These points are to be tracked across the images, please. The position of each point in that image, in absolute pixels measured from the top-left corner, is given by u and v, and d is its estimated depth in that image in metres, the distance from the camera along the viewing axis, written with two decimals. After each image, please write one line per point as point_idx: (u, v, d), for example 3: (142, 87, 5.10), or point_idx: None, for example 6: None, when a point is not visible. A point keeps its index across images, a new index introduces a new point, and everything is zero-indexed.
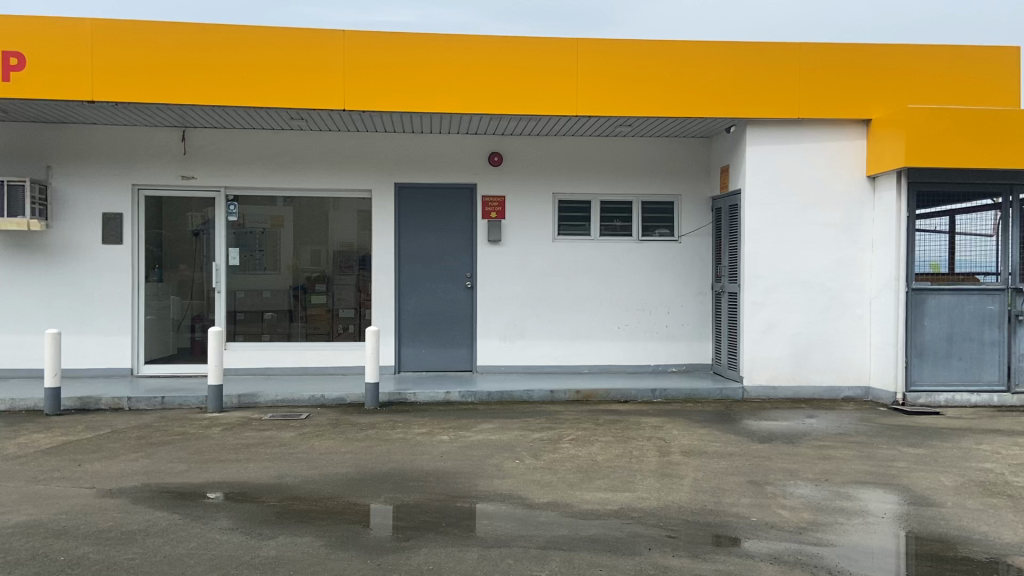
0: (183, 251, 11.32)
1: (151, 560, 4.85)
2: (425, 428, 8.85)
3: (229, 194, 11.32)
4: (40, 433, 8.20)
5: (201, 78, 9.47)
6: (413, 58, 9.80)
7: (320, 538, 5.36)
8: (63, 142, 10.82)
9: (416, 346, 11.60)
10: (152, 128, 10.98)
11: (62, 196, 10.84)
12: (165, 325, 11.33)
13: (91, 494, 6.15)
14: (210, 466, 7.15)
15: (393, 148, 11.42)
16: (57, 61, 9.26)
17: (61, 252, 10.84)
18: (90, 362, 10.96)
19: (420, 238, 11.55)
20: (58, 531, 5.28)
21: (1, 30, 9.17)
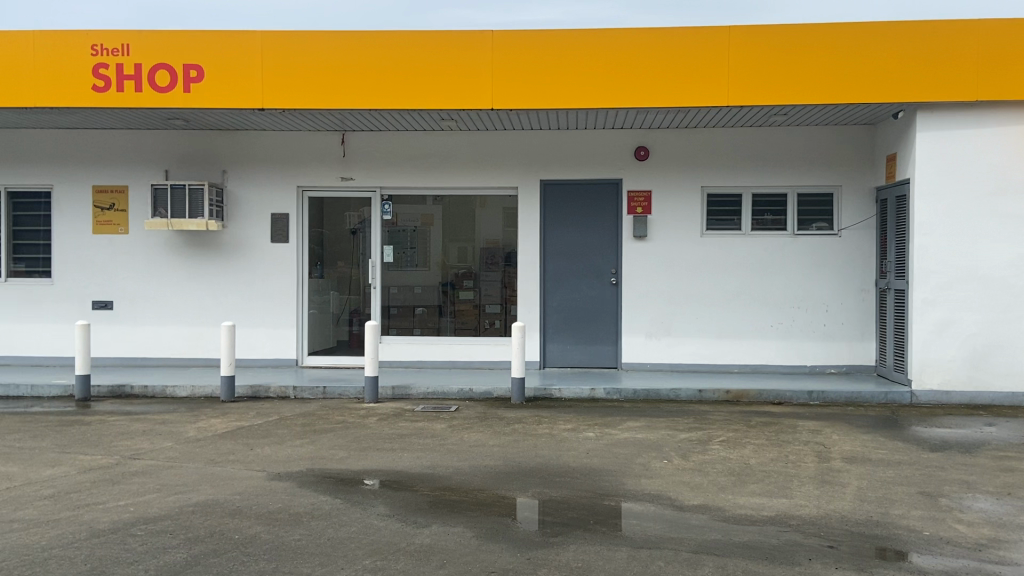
0: (342, 249, 11.88)
1: (317, 542, 5.13)
2: (571, 424, 8.86)
3: (384, 194, 11.79)
4: (217, 418, 8.90)
5: (359, 83, 9.92)
6: (559, 54, 9.82)
7: (471, 529, 5.48)
8: (236, 148, 11.65)
9: (561, 342, 11.64)
10: (315, 133, 11.64)
11: (236, 198, 11.68)
12: (326, 319, 11.96)
13: (261, 477, 6.60)
14: (367, 454, 7.48)
15: (538, 145, 11.51)
16: (230, 72, 9.97)
17: (235, 251, 11.70)
18: (259, 353, 11.76)
19: (565, 234, 11.57)
20: (234, 510, 5.70)
21: (184, 46, 9.99)
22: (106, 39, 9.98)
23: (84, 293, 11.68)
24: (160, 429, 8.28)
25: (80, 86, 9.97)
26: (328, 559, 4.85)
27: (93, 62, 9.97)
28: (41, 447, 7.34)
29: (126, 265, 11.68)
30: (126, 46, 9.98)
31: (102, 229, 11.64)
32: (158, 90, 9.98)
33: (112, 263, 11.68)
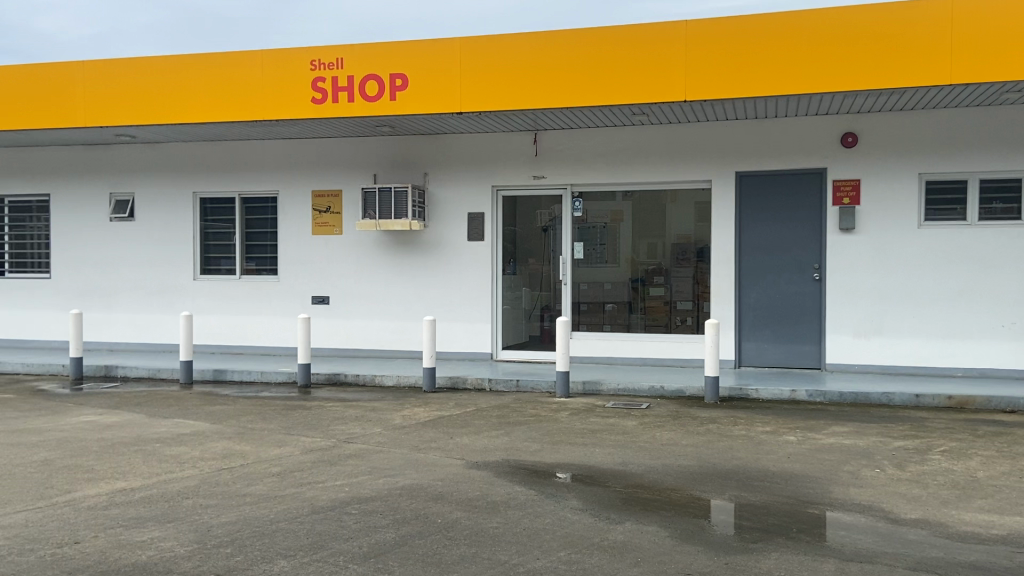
0: (534, 246, 12.11)
1: (514, 531, 5.28)
2: (770, 427, 8.46)
3: (575, 190, 11.89)
4: (419, 407, 9.41)
5: (553, 82, 10.08)
6: (757, 40, 9.44)
7: (665, 529, 5.39)
8: (435, 152, 12.26)
9: (758, 340, 11.16)
10: (509, 133, 11.98)
11: (435, 199, 12.27)
12: (519, 314, 12.26)
13: (461, 465, 6.90)
14: (560, 448, 7.59)
15: (734, 136, 11.11)
16: (432, 78, 10.50)
17: (435, 249, 12.31)
18: (457, 347, 12.28)
19: (763, 227, 11.08)
20: (437, 495, 5.99)
21: (392, 57, 10.67)
22: (323, 54, 10.89)
23: (303, 289, 12.74)
24: (370, 415, 8.88)
25: (301, 99, 10.91)
26: (524, 548, 4.97)
27: (312, 76, 10.89)
28: (269, 428, 8.12)
29: (339, 263, 12.63)
30: (341, 60, 10.83)
31: (319, 230, 12.65)
32: (368, 99, 10.70)
33: (327, 261, 12.66)
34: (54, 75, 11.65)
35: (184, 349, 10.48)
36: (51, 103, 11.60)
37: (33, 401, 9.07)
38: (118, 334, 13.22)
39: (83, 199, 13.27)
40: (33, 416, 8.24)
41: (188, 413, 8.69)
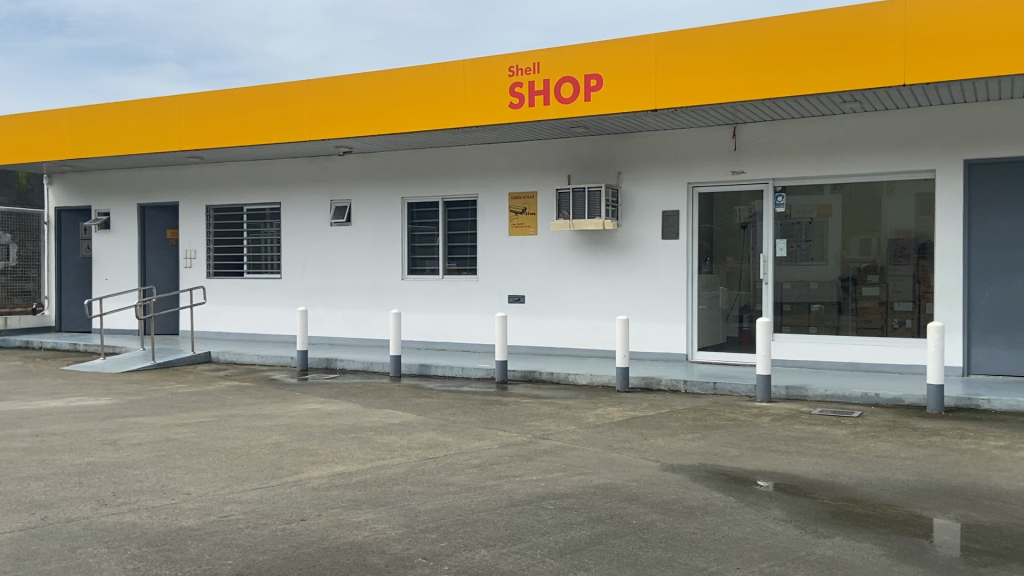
0: (733, 244, 11.70)
1: (712, 538, 5.14)
2: (1005, 442, 7.59)
3: (777, 185, 11.34)
4: (614, 407, 9.41)
5: (752, 74, 9.70)
6: (988, 15, 8.54)
7: (880, 547, 5.00)
8: (630, 150, 12.20)
9: (990, 344, 10.15)
10: (706, 129, 11.66)
11: (630, 198, 12.20)
12: (716, 315, 11.90)
13: (656, 467, 6.82)
14: (760, 454, 7.28)
15: (961, 121, 10.15)
16: (626, 77, 10.46)
17: (629, 248, 12.24)
18: (652, 347, 12.13)
19: (996, 220, 10.10)
20: (632, 496, 5.97)
21: (587, 58, 10.75)
22: (520, 60, 11.18)
23: (501, 288, 13.16)
24: (565, 413, 9.02)
25: (499, 105, 11.29)
26: (723, 556, 4.82)
27: (510, 81, 11.23)
28: (470, 422, 8.48)
29: (535, 263, 12.92)
30: (537, 64, 11.07)
31: (515, 231, 13.01)
32: (563, 102, 10.86)
33: (524, 261, 12.99)
34: (282, 95, 12.84)
35: (393, 345, 11.19)
36: (279, 120, 12.84)
37: (267, 389, 10.10)
38: (337, 329, 14.37)
39: (307, 207, 14.56)
40: (267, 403, 9.17)
41: (398, 404, 9.29)
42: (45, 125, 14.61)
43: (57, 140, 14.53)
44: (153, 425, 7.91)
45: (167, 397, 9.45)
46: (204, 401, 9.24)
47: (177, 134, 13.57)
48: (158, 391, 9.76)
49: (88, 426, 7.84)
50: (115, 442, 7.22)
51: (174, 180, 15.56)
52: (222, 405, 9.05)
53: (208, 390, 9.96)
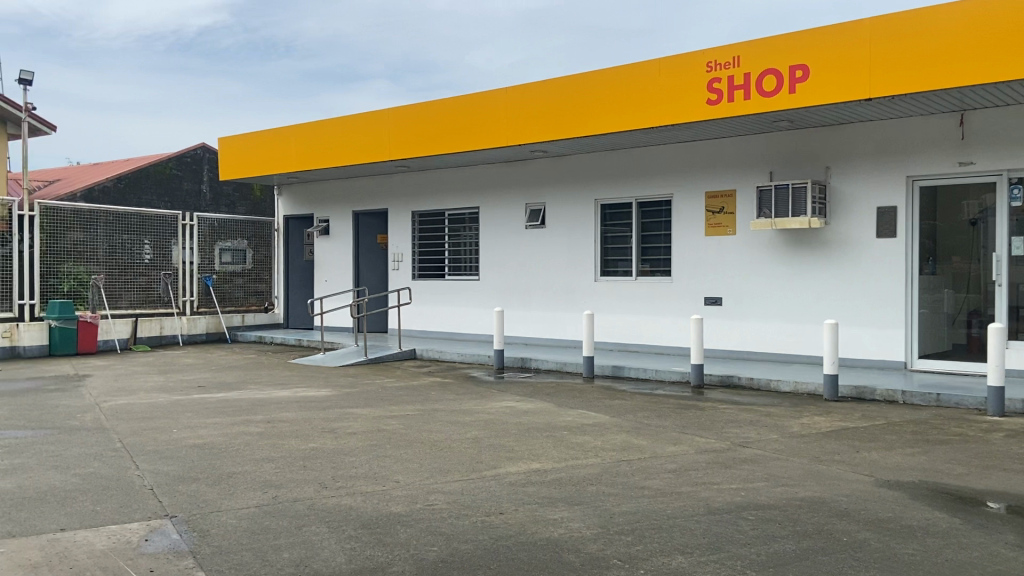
0: (960, 242, 10.60)
1: (933, 561, 4.69)
2: None
3: (1013, 176, 10.17)
4: (820, 416, 8.86)
5: (983, 54, 8.75)
6: None
7: None
8: (839, 143, 11.45)
9: None
10: (928, 117, 10.68)
11: (839, 194, 11.43)
12: (940, 320, 10.86)
13: (869, 482, 6.33)
14: (993, 474, 6.54)
15: None
16: (836, 65, 9.83)
17: (838, 247, 11.48)
18: (863, 353, 11.31)
19: None
20: (841, 512, 5.58)
21: (792, 48, 10.22)
22: (719, 55, 10.86)
23: (697, 290, 12.83)
24: (766, 420, 8.62)
25: (697, 102, 11.01)
26: None
27: (709, 77, 10.93)
28: (665, 425, 8.34)
29: (733, 263, 12.48)
30: (737, 58, 10.70)
31: (713, 231, 12.63)
32: (766, 95, 10.39)
33: (722, 262, 12.58)
34: (482, 103, 13.36)
35: (587, 345, 11.26)
36: (479, 129, 13.36)
37: (468, 386, 10.55)
38: (532, 330, 14.70)
39: (504, 211, 15.02)
40: (467, 399, 9.57)
41: (592, 406, 9.34)
42: (275, 142, 16.19)
43: (284, 156, 16.05)
44: (366, 416, 8.52)
45: (378, 390, 10.14)
46: (411, 396, 9.81)
47: (386, 146, 14.53)
48: (370, 385, 10.51)
49: (311, 415, 8.60)
50: (333, 430, 7.85)
51: (384, 189, 16.68)
52: (427, 399, 9.56)
53: (414, 385, 10.57)
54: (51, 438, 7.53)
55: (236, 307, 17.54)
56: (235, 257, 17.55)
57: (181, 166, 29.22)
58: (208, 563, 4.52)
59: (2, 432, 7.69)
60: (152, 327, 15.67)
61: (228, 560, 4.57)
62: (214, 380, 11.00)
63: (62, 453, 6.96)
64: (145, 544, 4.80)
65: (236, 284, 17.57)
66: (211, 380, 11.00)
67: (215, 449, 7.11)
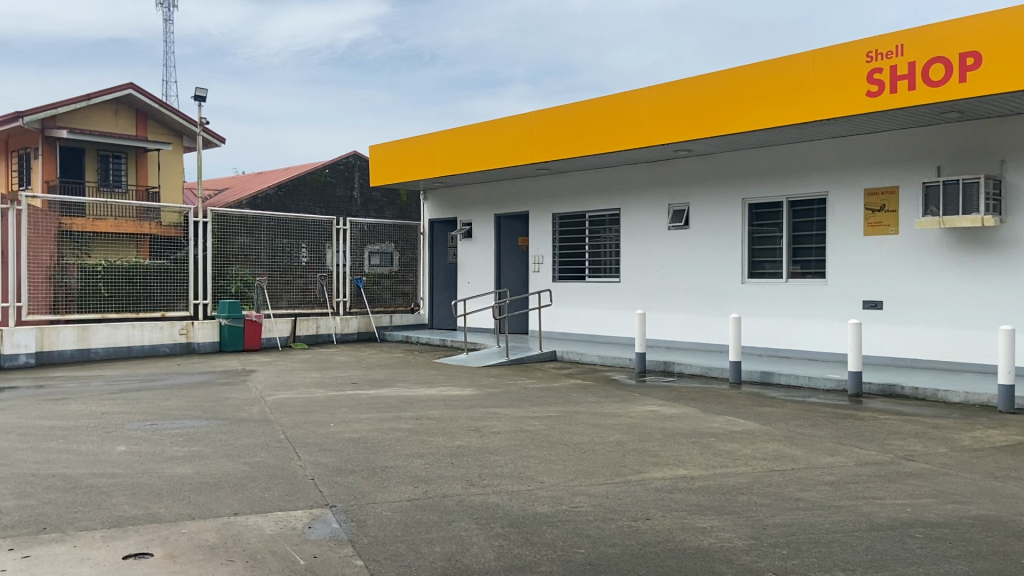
0: None
1: None
2: None
3: None
4: (995, 429, 8.15)
5: None
6: None
7: None
8: (1017, 133, 10.53)
9: None
10: None
11: (1018, 190, 10.49)
12: None
13: None
14: None
15: None
16: (1015, 51, 9.03)
17: (1016, 247, 10.57)
18: None
19: None
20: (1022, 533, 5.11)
21: (964, 34, 9.48)
22: (879, 45, 10.27)
23: (854, 293, 12.15)
24: (933, 433, 8.01)
25: (855, 95, 10.45)
26: None
27: (868, 68, 10.35)
28: (819, 435, 7.94)
29: (894, 265, 11.73)
30: (901, 47, 10.07)
31: (873, 230, 11.92)
32: (933, 85, 9.73)
33: (882, 263, 11.84)
34: (625, 103, 13.26)
35: (733, 350, 10.92)
36: (621, 130, 13.28)
37: (609, 389, 10.48)
38: (675, 333, 14.42)
39: (646, 212, 14.83)
40: (609, 402, 9.52)
41: (739, 412, 9.03)
42: (422, 149, 16.78)
43: (430, 162, 16.60)
44: (510, 416, 8.65)
45: (519, 391, 10.27)
46: (552, 397, 9.87)
47: (528, 150, 14.71)
48: (512, 386, 10.67)
49: (456, 413, 8.82)
50: (478, 429, 8.03)
51: (525, 192, 16.90)
52: (568, 401, 9.58)
53: (556, 386, 10.62)
54: (223, 429, 8.14)
55: (385, 307, 18.30)
56: (383, 259, 18.28)
57: (334, 173, 30.81)
58: (366, 552, 4.73)
59: (182, 422, 8.42)
60: (309, 326, 16.64)
61: (385, 550, 4.77)
62: (366, 378, 11.52)
63: (233, 442, 7.52)
64: (308, 531, 5.10)
65: (385, 286, 18.32)
66: (363, 378, 11.53)
67: (368, 444, 7.44)
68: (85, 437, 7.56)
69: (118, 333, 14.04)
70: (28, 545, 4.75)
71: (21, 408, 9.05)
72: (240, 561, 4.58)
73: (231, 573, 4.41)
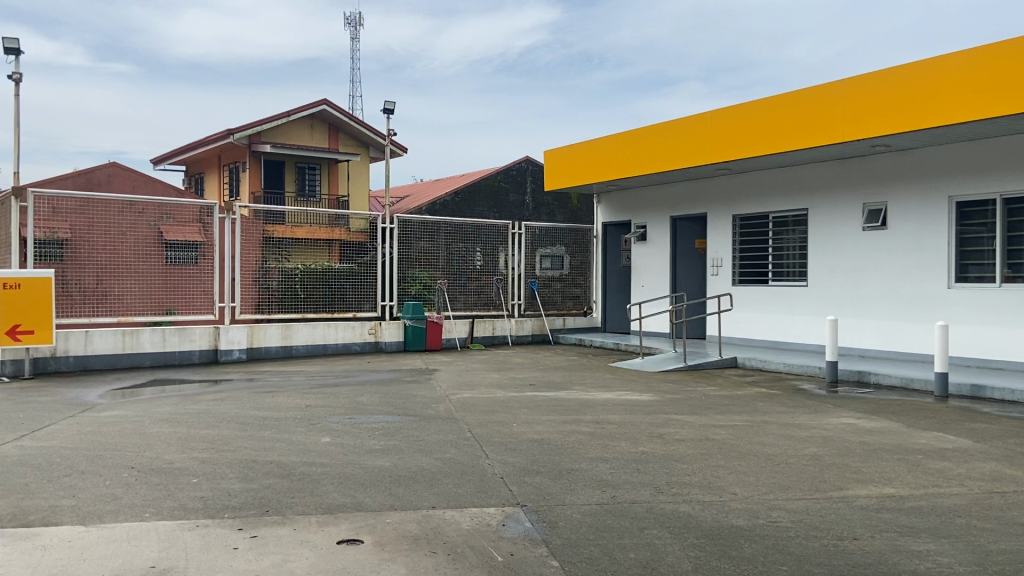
0: None
1: None
2: None
3: None
4: None
5: None
6: None
7: None
8: None
9: None
10: None
11: None
12: None
13: None
14: None
15: None
16: None
17: None
18: None
19: None
20: None
21: None
22: None
23: None
24: None
25: None
26: None
27: None
28: None
29: None
30: None
31: None
32: None
33: None
34: (814, 100, 12.62)
35: (939, 361, 10.06)
36: (810, 126, 12.63)
37: (798, 399, 9.99)
38: (869, 342, 13.53)
39: (837, 212, 14.02)
40: (798, 413, 9.07)
41: (948, 428, 8.31)
42: (598, 152, 16.80)
43: (606, 165, 16.61)
44: (694, 423, 8.46)
45: (701, 398, 10.03)
46: (736, 405, 9.56)
47: (708, 150, 14.34)
48: (693, 392, 10.43)
49: (638, 419, 8.75)
50: (661, 436, 7.92)
51: (703, 193, 16.49)
52: (755, 411, 9.23)
53: (739, 395, 10.27)
54: (414, 424, 8.56)
55: (558, 310, 18.52)
56: (554, 263, 18.47)
57: (509, 178, 31.59)
58: (561, 554, 4.79)
59: (377, 417, 8.95)
60: (486, 327, 17.19)
61: (580, 553, 4.81)
62: (543, 380, 11.69)
63: (425, 438, 7.88)
64: (503, 528, 5.23)
65: (558, 289, 18.53)
66: (541, 379, 11.71)
67: (553, 445, 7.54)
68: (294, 428, 8.20)
69: (316, 332, 15.13)
70: (255, 526, 5.21)
71: (237, 399, 9.97)
72: (442, 554, 4.78)
73: (436, 565, 4.61)
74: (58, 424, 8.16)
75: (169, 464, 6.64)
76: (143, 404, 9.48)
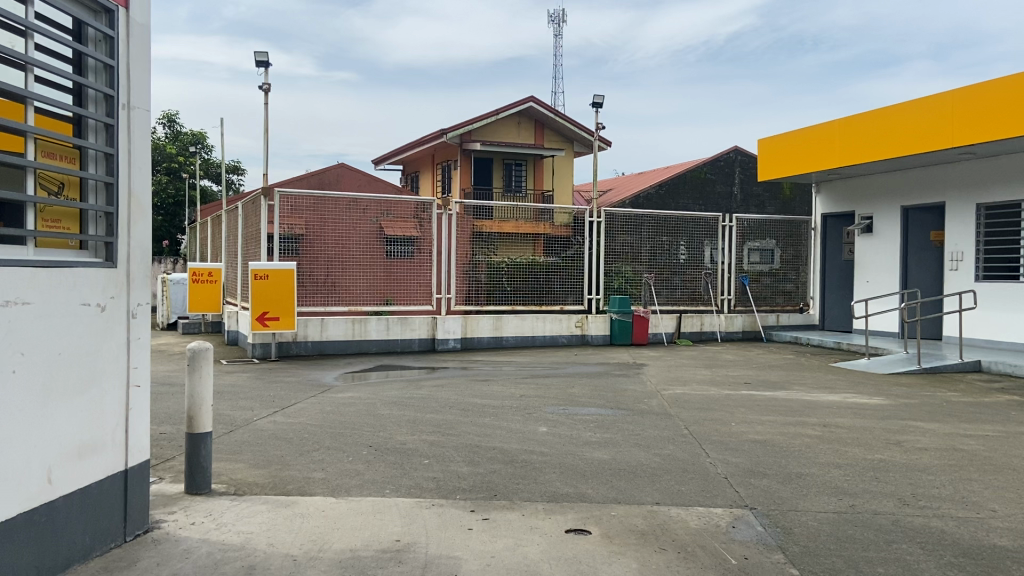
0: None
1: None
2: None
3: None
4: None
5: None
6: None
7: None
8: None
9: None
10: None
11: None
12: None
13: None
14: None
15: None
16: None
17: None
18: None
19: None
20: None
21: None
22: None
23: None
24: None
25: None
26: None
27: None
28: None
29: None
30: None
31: None
32: None
33: None
34: None
35: None
36: None
37: None
38: None
39: None
40: None
41: None
42: (818, 139, 15.80)
43: (826, 152, 15.59)
44: (937, 432, 7.68)
45: (942, 404, 9.10)
46: (985, 414, 8.58)
47: (946, 133, 13.02)
48: (932, 398, 9.50)
49: (870, 424, 8.11)
50: (899, 443, 7.27)
51: (941, 180, 15.00)
52: (1008, 420, 8.23)
53: (988, 402, 9.21)
54: (629, 418, 8.49)
55: (771, 307, 17.68)
56: (764, 256, 17.63)
57: (715, 170, 30.68)
58: (799, 561, 4.52)
59: (591, 409, 8.97)
60: (693, 322, 16.81)
61: (820, 563, 4.50)
62: (760, 378, 11.17)
63: (641, 433, 7.77)
64: (733, 531, 5.03)
65: (770, 284, 17.65)
66: (757, 378, 11.19)
67: (778, 447, 7.16)
68: (512, 416, 8.42)
69: (525, 324, 15.55)
70: (486, 509, 5.39)
71: (457, 386, 10.42)
72: (672, 552, 4.67)
73: (666, 562, 4.51)
74: (303, 403, 8.95)
75: (402, 444, 7.05)
76: (373, 387, 10.17)
